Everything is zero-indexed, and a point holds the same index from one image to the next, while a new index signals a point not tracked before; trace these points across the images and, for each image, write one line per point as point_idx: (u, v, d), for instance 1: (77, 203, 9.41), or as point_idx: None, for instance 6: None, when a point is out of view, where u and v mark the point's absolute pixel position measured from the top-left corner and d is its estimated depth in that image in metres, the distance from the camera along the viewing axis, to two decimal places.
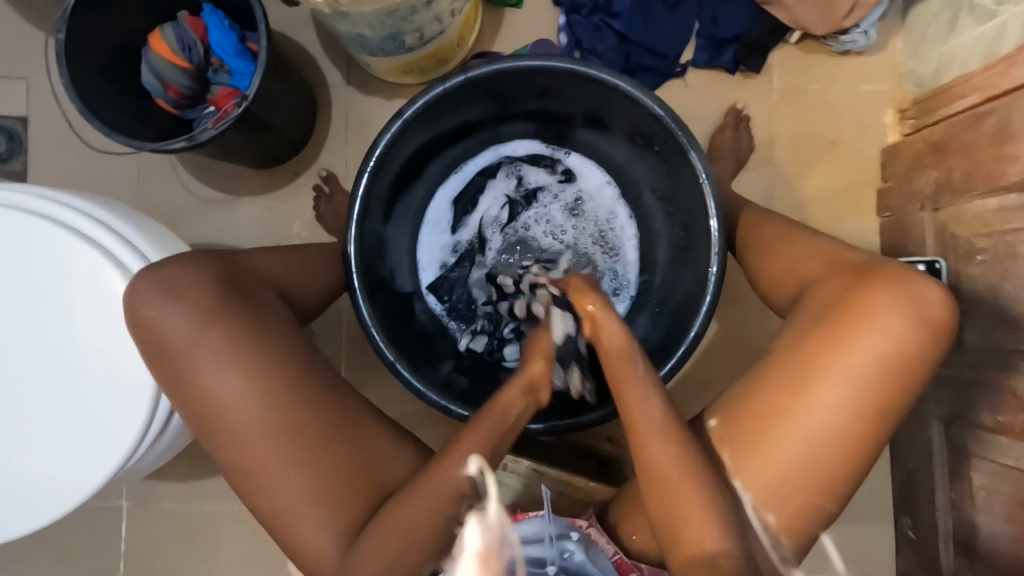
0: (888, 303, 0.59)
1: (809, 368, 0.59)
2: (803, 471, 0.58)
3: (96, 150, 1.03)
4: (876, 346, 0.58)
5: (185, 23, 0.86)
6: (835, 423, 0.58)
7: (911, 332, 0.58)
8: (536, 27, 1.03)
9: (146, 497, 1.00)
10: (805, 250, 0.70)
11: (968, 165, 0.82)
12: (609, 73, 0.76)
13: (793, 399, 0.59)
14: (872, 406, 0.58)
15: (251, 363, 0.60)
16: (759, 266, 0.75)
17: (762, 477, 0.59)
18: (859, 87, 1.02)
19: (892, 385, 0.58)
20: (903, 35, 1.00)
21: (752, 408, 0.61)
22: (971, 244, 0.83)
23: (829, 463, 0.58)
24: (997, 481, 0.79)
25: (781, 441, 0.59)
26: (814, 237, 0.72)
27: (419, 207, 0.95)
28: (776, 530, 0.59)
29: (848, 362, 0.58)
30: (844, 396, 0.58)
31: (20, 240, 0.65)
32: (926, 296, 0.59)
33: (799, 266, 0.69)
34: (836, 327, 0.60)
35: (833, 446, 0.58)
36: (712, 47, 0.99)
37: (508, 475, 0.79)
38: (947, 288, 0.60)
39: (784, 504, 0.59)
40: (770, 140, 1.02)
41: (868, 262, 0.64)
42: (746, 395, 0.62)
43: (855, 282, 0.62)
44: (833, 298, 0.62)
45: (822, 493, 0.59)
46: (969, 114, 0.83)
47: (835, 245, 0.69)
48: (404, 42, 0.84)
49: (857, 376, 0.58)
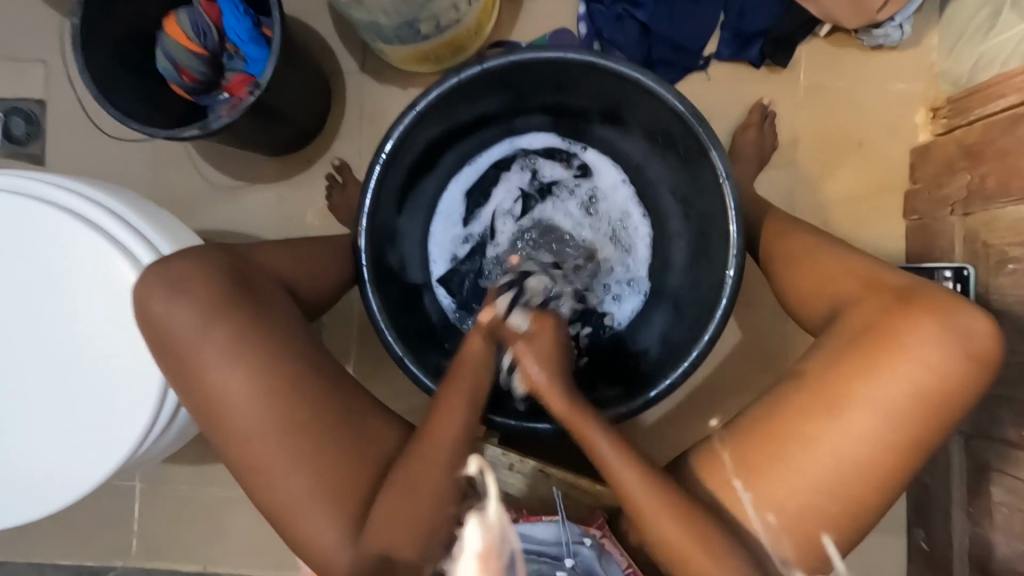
0: (927, 330, 0.57)
1: (842, 393, 0.57)
2: (804, 475, 0.57)
3: (112, 134, 1.03)
4: (911, 376, 0.56)
5: (199, 8, 0.85)
6: (866, 450, 0.56)
7: (949, 361, 0.56)
8: (555, 16, 1.00)
9: (159, 479, 1.02)
10: (837, 266, 0.68)
11: (1004, 170, 0.79)
12: (631, 67, 0.74)
13: (819, 418, 0.58)
14: (901, 432, 0.56)
15: (257, 359, 0.59)
16: (783, 280, 0.73)
17: (766, 481, 0.58)
18: (890, 84, 0.97)
19: (930, 418, 0.56)
20: (940, 30, 0.96)
21: (774, 424, 0.59)
22: (1003, 252, 0.79)
23: (836, 471, 0.57)
24: (1018, 498, 0.77)
25: (794, 457, 0.57)
26: (849, 252, 0.69)
27: (431, 198, 0.94)
28: (777, 529, 0.58)
29: (883, 390, 0.56)
30: (876, 424, 0.56)
31: (31, 230, 0.65)
32: (970, 329, 0.57)
33: (829, 282, 0.67)
34: (869, 351, 0.58)
35: (851, 468, 0.57)
36: (737, 40, 0.96)
37: (513, 474, 0.78)
38: (994, 320, 0.58)
39: (785, 507, 0.57)
40: (794, 138, 0.99)
41: (906, 286, 0.62)
42: (769, 411, 0.60)
43: (890, 304, 0.60)
44: (869, 322, 0.60)
45: (830, 497, 0.57)
46: (1007, 116, 0.79)
47: (867, 263, 0.66)
48: (420, 29, 0.83)
49: (888, 408, 0.56)
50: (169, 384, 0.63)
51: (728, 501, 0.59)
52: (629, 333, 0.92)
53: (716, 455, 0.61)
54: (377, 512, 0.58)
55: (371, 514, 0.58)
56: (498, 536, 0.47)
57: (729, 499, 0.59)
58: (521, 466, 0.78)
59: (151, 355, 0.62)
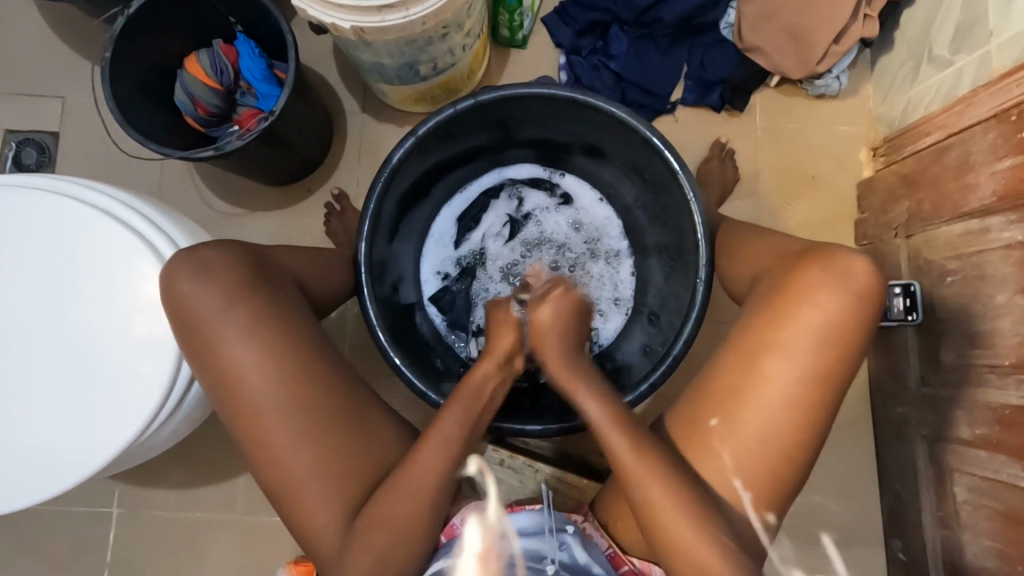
0: (825, 283, 0.64)
1: (761, 353, 0.65)
2: (763, 437, 0.63)
3: (121, 163, 1.09)
4: (809, 322, 0.64)
5: (218, 50, 0.94)
6: (790, 394, 0.63)
7: (842, 305, 0.64)
8: (538, 65, 1.12)
9: (139, 504, 1.00)
10: (758, 252, 0.77)
11: (936, 196, 0.89)
12: (607, 101, 0.83)
13: (751, 378, 0.64)
14: (817, 374, 0.64)
15: (273, 343, 0.63)
16: (731, 269, 0.81)
17: (761, 479, 0.64)
18: (834, 127, 1.10)
19: (836, 358, 0.64)
20: (873, 82, 1.10)
21: (718, 395, 0.66)
22: (943, 266, 0.88)
23: (776, 425, 0.63)
24: (980, 496, 0.82)
25: (779, 458, 0.64)
26: (769, 237, 0.79)
27: (424, 225, 1.01)
28: (775, 526, 0.65)
29: (792, 340, 0.64)
30: (797, 373, 0.63)
31: (55, 223, 0.69)
32: (852, 271, 0.64)
33: (754, 262, 0.76)
34: (783, 306, 0.65)
35: (813, 450, 0.65)
36: (699, 87, 1.09)
37: (503, 468, 0.88)
38: (872, 258, 0.66)
39: (743, 458, 0.64)
40: (754, 172, 1.10)
41: (805, 251, 0.70)
42: (718, 391, 0.66)
43: (794, 267, 0.68)
44: (778, 284, 0.68)
45: (780, 450, 0.64)
46: (934, 149, 0.91)
47: (778, 246, 0.75)
48: (419, 71, 0.92)
49: (805, 357, 0.64)
50: (185, 361, 0.66)
51: (731, 500, 0.64)
52: (613, 346, 0.98)
53: (717, 456, 0.64)
54: (380, 504, 0.61)
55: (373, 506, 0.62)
56: (492, 535, 0.62)
57: (735, 503, 0.64)
58: (511, 460, 0.88)
59: (174, 334, 0.65)
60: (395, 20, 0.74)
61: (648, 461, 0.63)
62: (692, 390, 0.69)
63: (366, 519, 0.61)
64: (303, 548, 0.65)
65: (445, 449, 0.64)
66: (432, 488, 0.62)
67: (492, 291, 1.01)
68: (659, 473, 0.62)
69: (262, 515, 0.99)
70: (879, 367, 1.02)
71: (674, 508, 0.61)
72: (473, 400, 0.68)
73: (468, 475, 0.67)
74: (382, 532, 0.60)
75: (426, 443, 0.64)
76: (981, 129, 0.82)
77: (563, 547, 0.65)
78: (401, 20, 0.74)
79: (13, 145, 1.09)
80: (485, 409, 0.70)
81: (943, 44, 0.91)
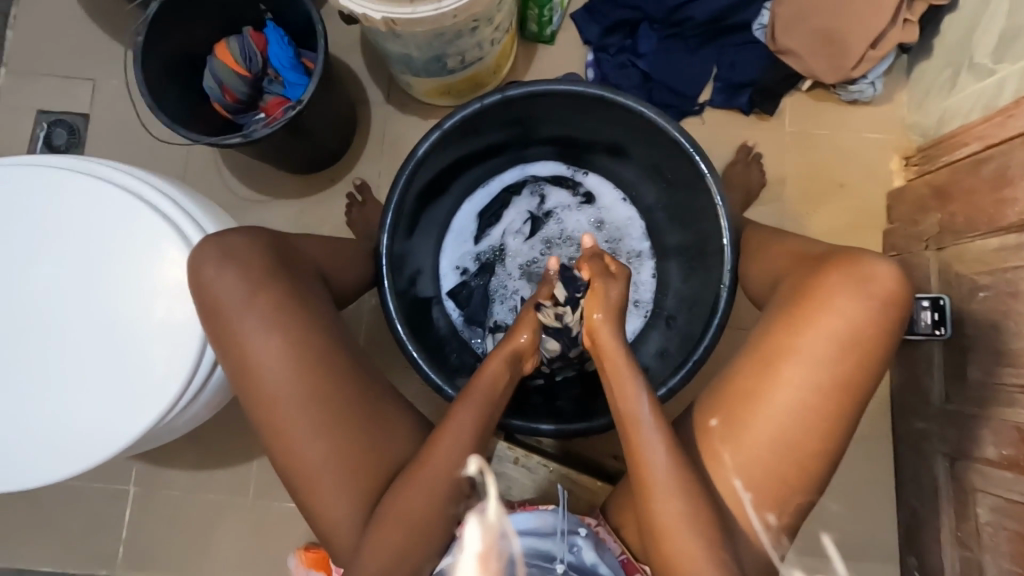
0: (844, 288, 0.63)
1: (776, 357, 0.64)
2: (775, 443, 0.62)
3: (148, 147, 1.10)
4: (828, 327, 0.63)
5: (248, 37, 0.95)
6: (803, 400, 0.62)
7: (863, 310, 0.63)
8: (565, 62, 1.11)
9: (155, 484, 1.02)
10: (779, 257, 0.77)
11: (970, 209, 0.87)
12: (637, 100, 0.81)
13: (768, 385, 0.63)
14: (834, 381, 0.62)
15: (295, 331, 0.63)
16: (754, 274, 0.80)
17: (766, 482, 0.63)
18: (866, 135, 1.08)
19: (854, 363, 0.63)
20: (908, 89, 1.07)
21: (731, 400, 0.65)
22: (974, 281, 0.86)
23: (788, 431, 0.62)
24: (1002, 518, 0.80)
25: (788, 464, 0.63)
26: (791, 241, 0.78)
27: (444, 218, 1.01)
28: (777, 530, 0.64)
29: (807, 345, 0.63)
30: (811, 378, 0.62)
31: (86, 204, 0.70)
32: (874, 275, 0.63)
33: (777, 266, 0.76)
34: (801, 309, 0.64)
35: (827, 459, 0.63)
36: (728, 89, 1.07)
37: (517, 467, 0.87)
38: (898, 265, 0.64)
39: (746, 462, 0.63)
40: (780, 177, 1.08)
41: (829, 255, 0.68)
42: (732, 396, 0.65)
43: (816, 271, 0.67)
44: (799, 288, 0.67)
45: (791, 457, 0.63)
46: (971, 161, 0.88)
47: (804, 253, 0.74)
48: (447, 64, 0.92)
49: (822, 361, 0.62)
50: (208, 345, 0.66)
51: (733, 503, 0.64)
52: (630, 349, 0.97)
53: (717, 456, 0.64)
54: (396, 497, 0.61)
55: (388, 498, 0.62)
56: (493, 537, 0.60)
57: (736, 504, 0.64)
58: (525, 459, 0.87)
59: (199, 319, 0.66)
60: (425, 12, 0.73)
61: (666, 469, 0.62)
62: (705, 395, 0.68)
63: (382, 512, 0.61)
64: (315, 537, 0.66)
65: (457, 446, 0.64)
66: (445, 485, 0.62)
67: (510, 288, 1.01)
68: (677, 480, 0.61)
69: (274, 500, 1.00)
70: (901, 381, 1.00)
71: (681, 510, 0.61)
72: (483, 394, 0.68)
73: (468, 476, 0.64)
74: (398, 524, 0.60)
75: (438, 439, 0.64)
76: (1021, 142, 0.79)
77: (573, 549, 0.65)
78: (431, 12, 0.73)
79: (45, 125, 1.11)
80: (496, 405, 0.69)
81: (985, 53, 0.89)
